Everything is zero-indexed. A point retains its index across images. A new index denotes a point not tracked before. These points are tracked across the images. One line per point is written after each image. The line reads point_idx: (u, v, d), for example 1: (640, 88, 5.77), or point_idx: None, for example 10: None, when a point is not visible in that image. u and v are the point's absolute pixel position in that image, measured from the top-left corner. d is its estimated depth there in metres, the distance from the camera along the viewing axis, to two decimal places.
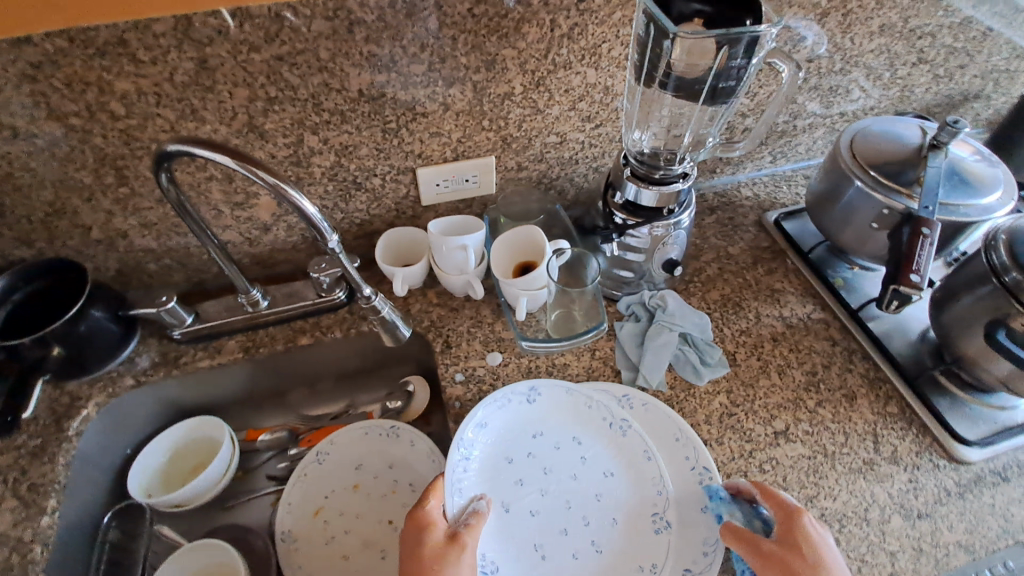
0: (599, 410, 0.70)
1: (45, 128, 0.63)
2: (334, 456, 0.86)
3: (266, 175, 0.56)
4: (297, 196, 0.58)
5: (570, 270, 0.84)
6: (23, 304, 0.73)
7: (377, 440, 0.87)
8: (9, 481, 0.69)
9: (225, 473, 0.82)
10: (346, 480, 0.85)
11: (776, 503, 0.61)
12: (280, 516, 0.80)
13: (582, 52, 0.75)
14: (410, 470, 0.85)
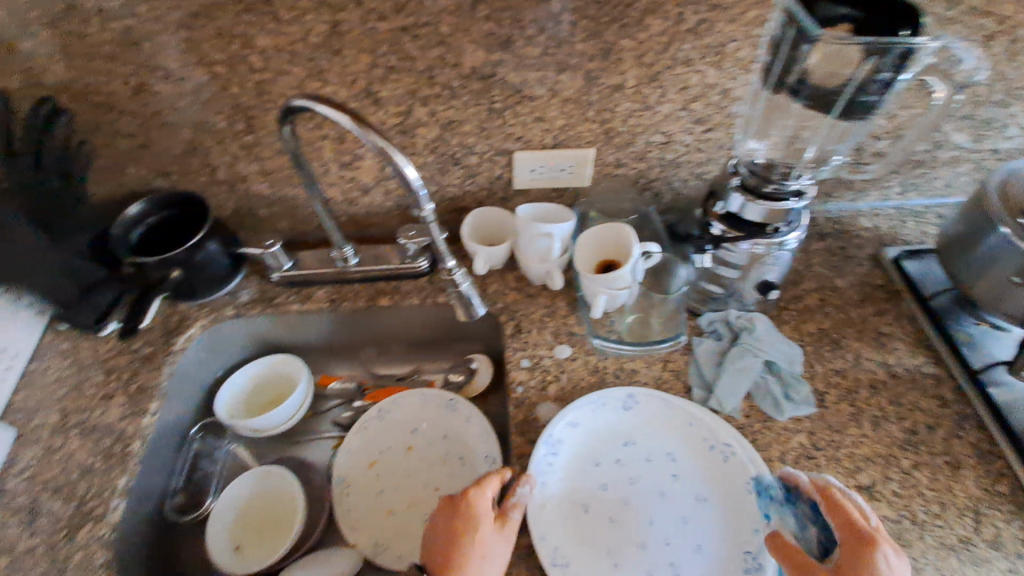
0: (699, 429, 0.69)
1: (192, 73, 0.69)
2: (396, 416, 0.91)
3: (379, 141, 0.58)
4: (403, 164, 0.58)
5: (657, 276, 0.82)
6: (155, 227, 0.83)
7: (436, 409, 0.90)
8: (122, 380, 0.79)
9: (297, 410, 0.89)
10: (403, 441, 0.89)
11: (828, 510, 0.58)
12: (338, 459, 0.87)
13: (705, 50, 0.71)
14: (462, 443, 0.88)
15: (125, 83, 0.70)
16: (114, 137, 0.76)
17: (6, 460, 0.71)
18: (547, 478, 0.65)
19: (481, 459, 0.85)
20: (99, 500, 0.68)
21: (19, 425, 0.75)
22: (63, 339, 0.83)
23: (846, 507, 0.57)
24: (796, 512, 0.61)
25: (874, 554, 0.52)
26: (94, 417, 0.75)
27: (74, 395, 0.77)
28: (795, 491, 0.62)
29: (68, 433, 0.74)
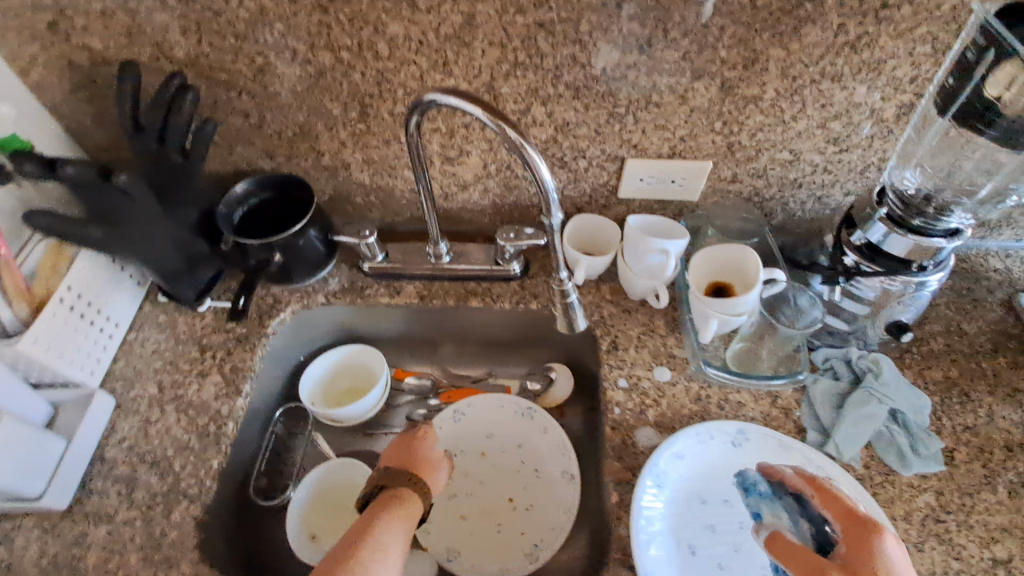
0: (815, 476, 0.66)
1: (317, 57, 0.68)
2: (470, 420, 0.88)
3: (513, 133, 0.56)
4: (537, 159, 0.56)
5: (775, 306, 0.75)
6: (256, 208, 0.83)
7: (512, 416, 0.87)
8: (218, 359, 0.79)
9: (376, 403, 0.88)
10: (476, 446, 0.87)
11: (823, 498, 0.55)
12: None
13: (860, 66, 0.65)
14: (538, 453, 0.85)
15: (250, 63, 0.69)
16: (229, 115, 0.76)
17: (106, 427, 0.73)
18: (652, 514, 0.63)
19: (558, 473, 0.82)
20: (194, 479, 0.69)
21: (119, 393, 0.76)
22: (160, 311, 0.84)
23: (830, 490, 0.55)
24: (785, 508, 0.58)
25: (876, 539, 0.49)
26: (190, 393, 0.76)
27: (171, 370, 0.78)
28: (779, 485, 0.60)
29: (165, 407, 0.75)
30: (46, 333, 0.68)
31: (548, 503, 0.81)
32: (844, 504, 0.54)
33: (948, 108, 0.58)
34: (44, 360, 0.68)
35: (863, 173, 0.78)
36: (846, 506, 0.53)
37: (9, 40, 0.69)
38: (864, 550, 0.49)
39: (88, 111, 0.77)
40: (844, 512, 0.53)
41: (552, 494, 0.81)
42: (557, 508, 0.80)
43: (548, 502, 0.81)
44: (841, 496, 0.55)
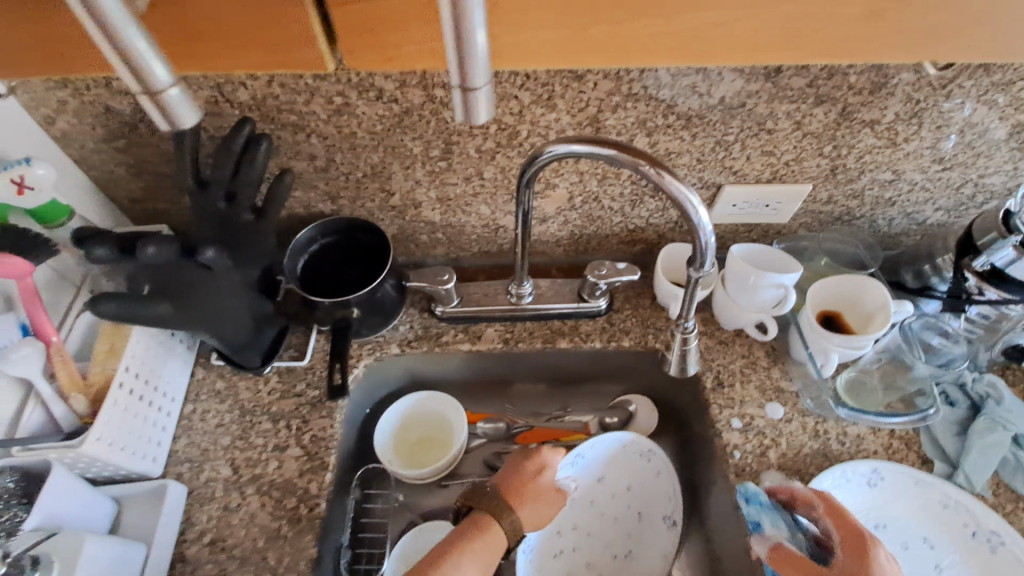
0: (957, 512, 0.63)
1: (407, 95, 0.61)
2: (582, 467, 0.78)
3: (648, 165, 0.50)
4: (687, 191, 0.50)
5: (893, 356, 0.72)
6: (318, 256, 0.76)
7: (626, 456, 0.78)
8: (292, 428, 0.71)
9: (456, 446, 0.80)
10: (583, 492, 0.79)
11: (835, 513, 0.59)
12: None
13: (986, 87, 0.62)
14: (645, 496, 0.79)
15: (327, 103, 0.61)
16: (293, 158, 0.68)
17: (181, 521, 0.65)
18: None
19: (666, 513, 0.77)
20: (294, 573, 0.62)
21: (187, 480, 0.68)
22: (216, 376, 0.75)
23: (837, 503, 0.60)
24: (784, 518, 0.61)
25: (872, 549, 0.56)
26: (270, 472, 0.68)
27: (242, 446, 0.70)
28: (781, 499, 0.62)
29: (244, 491, 0.67)
30: (108, 428, 0.60)
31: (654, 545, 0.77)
32: (840, 518, 0.59)
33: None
34: (108, 456, 0.60)
35: (959, 190, 0.75)
36: (844, 518, 0.59)
37: (34, 86, 0.58)
38: (863, 562, 0.55)
39: (123, 160, 0.67)
40: (840, 517, 0.59)
41: (659, 534, 0.77)
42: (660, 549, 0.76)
43: (653, 542, 0.77)
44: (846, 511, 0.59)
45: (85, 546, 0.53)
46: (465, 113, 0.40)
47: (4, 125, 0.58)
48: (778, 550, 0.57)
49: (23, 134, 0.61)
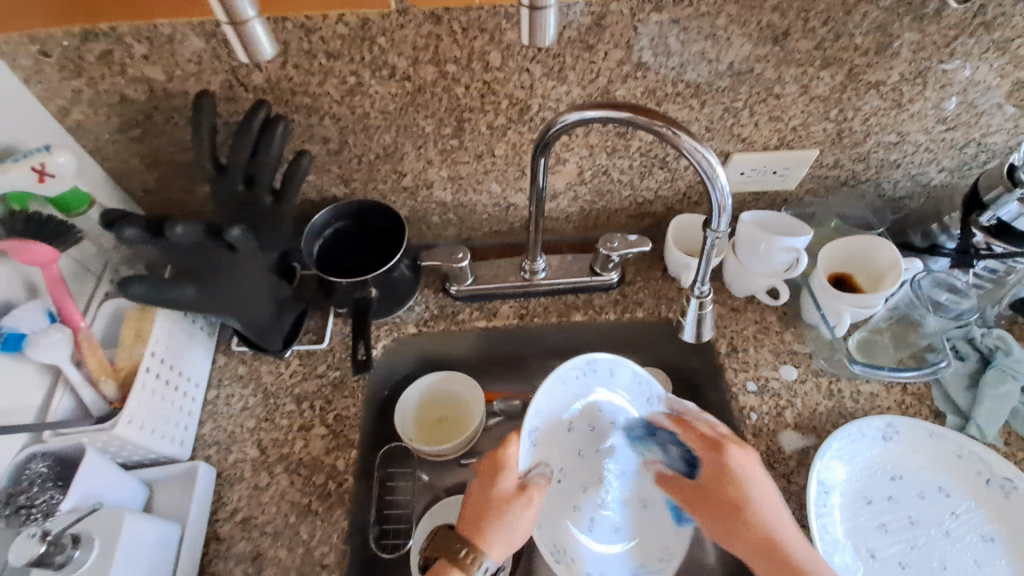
0: (971, 462, 0.65)
1: (419, 72, 0.61)
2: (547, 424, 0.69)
3: (661, 123, 0.51)
4: (702, 149, 0.51)
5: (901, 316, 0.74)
6: (333, 239, 0.76)
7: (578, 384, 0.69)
8: (316, 409, 0.73)
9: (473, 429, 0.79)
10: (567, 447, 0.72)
11: (690, 432, 0.65)
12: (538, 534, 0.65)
13: (989, 44, 0.63)
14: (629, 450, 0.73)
15: (340, 83, 0.62)
16: (307, 141, 0.68)
17: (213, 501, 0.66)
18: (825, 524, 0.62)
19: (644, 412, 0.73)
20: (328, 546, 0.64)
21: (217, 462, 0.69)
22: (238, 362, 0.76)
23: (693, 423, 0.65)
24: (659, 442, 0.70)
25: (727, 461, 0.60)
26: (297, 452, 0.70)
27: (268, 428, 0.71)
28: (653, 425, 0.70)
29: (273, 470, 0.68)
30: (138, 410, 0.61)
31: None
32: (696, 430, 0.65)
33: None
34: (139, 439, 0.61)
35: (962, 149, 0.76)
36: (704, 434, 0.64)
37: (49, 76, 0.58)
38: (724, 478, 0.61)
39: (137, 150, 0.68)
40: (708, 444, 0.63)
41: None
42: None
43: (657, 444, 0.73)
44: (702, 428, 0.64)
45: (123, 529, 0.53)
46: (531, 31, 0.42)
47: (21, 116, 0.59)
48: (665, 480, 0.69)
49: (39, 125, 0.61)
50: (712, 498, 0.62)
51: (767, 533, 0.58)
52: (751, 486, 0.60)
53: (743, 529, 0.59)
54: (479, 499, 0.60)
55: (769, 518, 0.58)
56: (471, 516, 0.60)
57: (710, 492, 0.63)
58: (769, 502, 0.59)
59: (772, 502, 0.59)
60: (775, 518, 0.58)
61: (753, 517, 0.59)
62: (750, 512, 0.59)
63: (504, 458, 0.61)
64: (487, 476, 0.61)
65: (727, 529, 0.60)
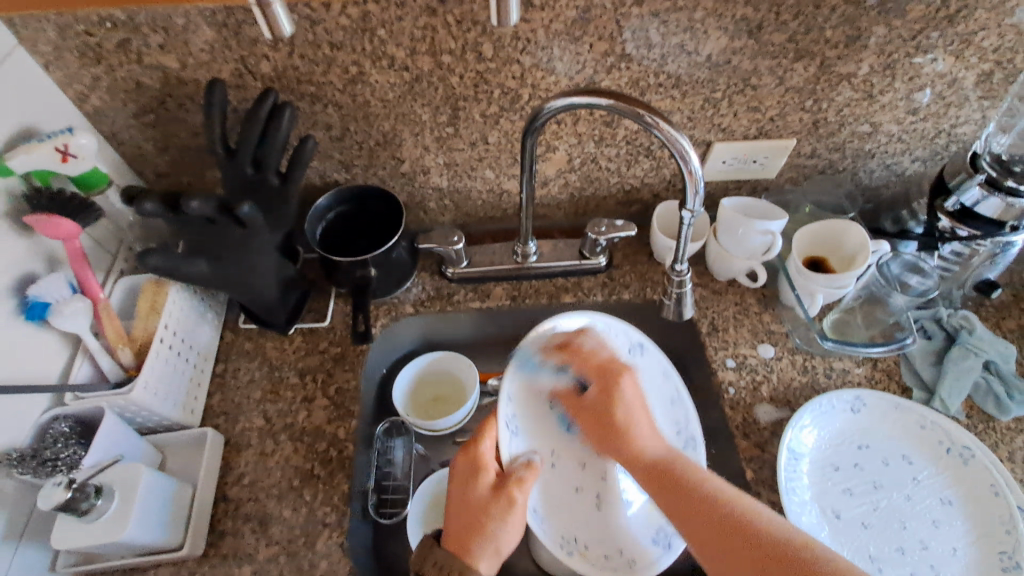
0: (933, 432, 0.69)
1: (417, 62, 0.66)
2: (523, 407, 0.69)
3: (645, 112, 0.55)
4: (676, 134, 0.55)
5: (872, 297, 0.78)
6: (335, 223, 0.80)
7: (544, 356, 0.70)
8: (319, 381, 0.77)
9: (468, 408, 0.81)
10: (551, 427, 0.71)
11: (585, 356, 0.67)
12: (541, 529, 0.65)
13: (953, 38, 0.67)
14: None
15: (342, 73, 0.66)
16: (311, 128, 0.72)
17: (221, 465, 0.70)
18: (794, 487, 0.66)
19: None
20: (329, 507, 0.68)
21: (224, 430, 0.73)
22: (244, 338, 0.80)
23: (585, 344, 0.67)
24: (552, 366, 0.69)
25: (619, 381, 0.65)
26: (301, 421, 0.74)
27: (273, 399, 0.76)
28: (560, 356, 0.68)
29: (278, 437, 0.73)
30: (153, 377, 0.65)
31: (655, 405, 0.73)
32: (595, 358, 0.67)
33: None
34: (153, 404, 0.65)
35: (933, 140, 0.80)
36: (596, 360, 0.66)
37: (70, 63, 0.63)
38: (610, 394, 0.64)
39: (151, 135, 0.72)
40: (601, 369, 0.66)
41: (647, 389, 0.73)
42: (661, 401, 0.73)
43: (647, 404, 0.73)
44: (591, 351, 0.67)
45: (140, 483, 0.57)
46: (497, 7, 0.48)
47: (44, 101, 0.63)
48: (563, 390, 0.69)
49: (60, 110, 0.65)
50: (602, 412, 0.65)
51: (645, 452, 0.62)
52: (632, 412, 0.64)
53: (626, 448, 0.62)
54: (460, 507, 0.61)
55: (644, 441, 0.62)
56: (454, 526, 0.60)
57: (594, 409, 0.65)
58: (641, 422, 0.64)
59: (646, 423, 0.64)
60: (652, 439, 0.63)
61: (631, 438, 0.63)
62: (631, 433, 0.63)
63: (480, 461, 0.62)
64: (464, 481, 0.62)
65: (610, 446, 0.64)
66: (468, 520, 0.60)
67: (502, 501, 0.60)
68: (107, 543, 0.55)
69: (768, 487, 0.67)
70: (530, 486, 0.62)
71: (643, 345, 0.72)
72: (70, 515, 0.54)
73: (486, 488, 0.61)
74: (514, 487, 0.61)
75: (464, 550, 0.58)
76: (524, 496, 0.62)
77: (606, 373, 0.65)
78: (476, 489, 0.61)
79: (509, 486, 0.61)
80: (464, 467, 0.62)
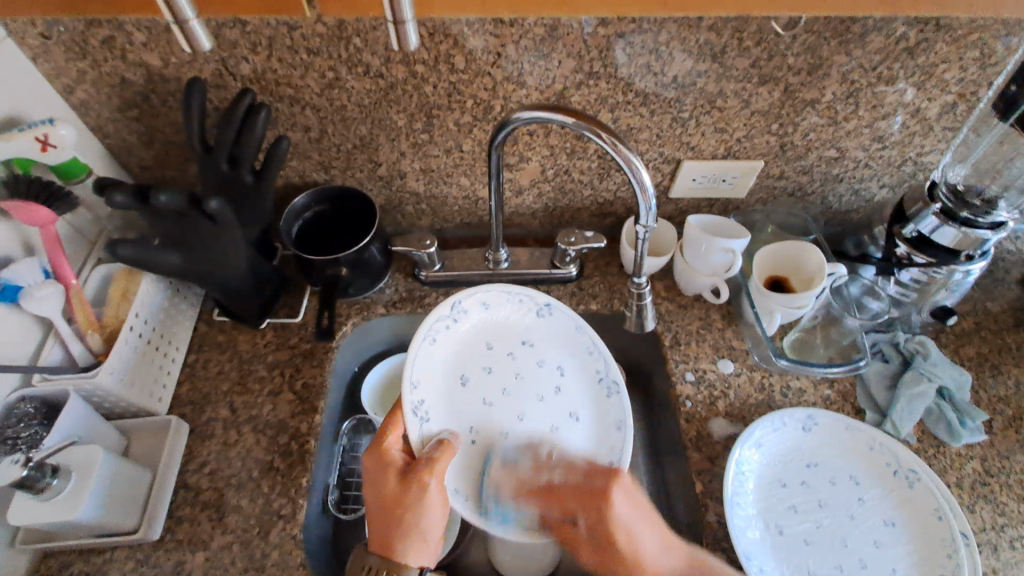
0: (882, 454, 0.70)
1: (391, 70, 0.68)
2: (430, 390, 0.72)
3: (605, 133, 0.58)
4: (630, 153, 0.58)
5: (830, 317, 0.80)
6: (312, 221, 0.83)
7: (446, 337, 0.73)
8: (286, 376, 0.78)
9: None
10: (466, 405, 0.73)
11: (592, 509, 0.64)
12: (465, 506, 0.67)
13: (914, 70, 0.69)
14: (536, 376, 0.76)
15: (319, 77, 0.68)
16: (290, 129, 0.75)
17: (184, 452, 0.72)
18: (740, 502, 0.68)
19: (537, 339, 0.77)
20: (286, 499, 0.69)
21: (190, 419, 0.75)
22: (217, 330, 0.82)
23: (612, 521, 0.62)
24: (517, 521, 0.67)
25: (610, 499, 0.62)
26: (265, 413, 0.75)
27: (240, 391, 0.77)
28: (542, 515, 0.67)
29: (241, 428, 0.74)
30: (119, 362, 0.67)
31: (572, 359, 0.76)
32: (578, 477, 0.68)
33: (1009, 114, 0.64)
34: (118, 389, 0.67)
35: (900, 167, 0.82)
36: (572, 489, 0.67)
37: (55, 57, 0.65)
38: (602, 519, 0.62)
39: (135, 129, 0.74)
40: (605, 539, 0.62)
41: (562, 346, 0.76)
42: (579, 352, 0.75)
43: (566, 360, 0.76)
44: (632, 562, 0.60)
45: (98, 466, 0.59)
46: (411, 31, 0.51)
47: (29, 91, 0.65)
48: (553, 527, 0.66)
49: (45, 101, 0.68)
50: (600, 539, 0.62)
51: (662, 569, 0.59)
52: (632, 530, 0.61)
53: (625, 569, 0.61)
54: (376, 505, 0.61)
55: (658, 563, 0.60)
56: (376, 528, 0.60)
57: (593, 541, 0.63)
58: (646, 537, 0.61)
59: (653, 540, 0.61)
60: (663, 553, 0.60)
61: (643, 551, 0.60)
62: (636, 556, 0.60)
63: (386, 455, 0.63)
64: (374, 480, 0.62)
65: (613, 572, 0.61)
66: (388, 516, 0.60)
67: (417, 487, 0.60)
68: (62, 521, 0.57)
69: (716, 499, 0.68)
70: (440, 465, 0.63)
71: (550, 304, 0.76)
72: (26, 493, 0.56)
73: (396, 481, 0.61)
74: (424, 473, 0.61)
75: (389, 550, 0.58)
76: (438, 477, 0.62)
77: (595, 493, 0.65)
78: (385, 481, 0.61)
79: (421, 474, 0.61)
80: (372, 460, 0.63)
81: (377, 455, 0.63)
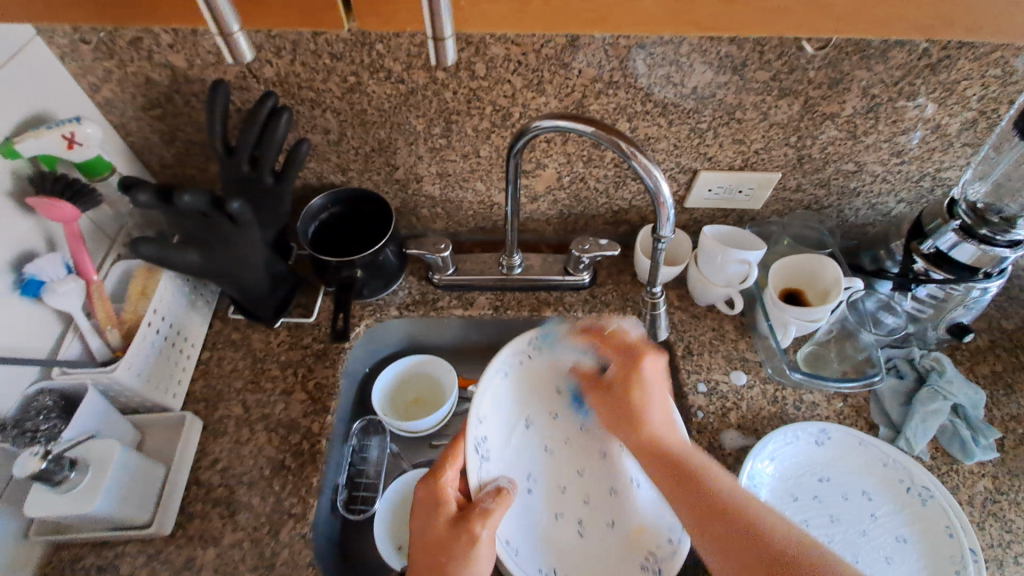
0: (895, 470, 0.70)
1: (412, 76, 0.68)
2: (494, 431, 0.69)
3: (625, 143, 0.58)
4: (649, 163, 0.58)
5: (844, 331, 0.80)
6: (328, 222, 0.83)
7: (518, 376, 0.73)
8: (299, 375, 0.79)
9: (446, 414, 0.83)
10: (526, 451, 0.73)
11: (618, 347, 0.71)
12: (516, 561, 0.63)
13: (936, 86, 0.69)
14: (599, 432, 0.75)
15: (341, 81, 0.69)
16: (310, 131, 0.76)
17: (196, 449, 0.73)
18: None
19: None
20: (296, 498, 0.69)
21: (204, 415, 0.75)
22: (232, 328, 0.83)
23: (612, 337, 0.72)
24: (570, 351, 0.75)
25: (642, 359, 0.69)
26: (277, 412, 0.76)
27: (253, 389, 0.78)
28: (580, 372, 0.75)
29: (253, 427, 0.75)
30: (137, 358, 0.67)
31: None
32: (621, 341, 0.72)
33: None
34: (134, 385, 0.68)
35: (918, 182, 0.81)
36: (626, 339, 0.71)
37: (84, 56, 0.66)
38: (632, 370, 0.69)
39: (158, 128, 0.75)
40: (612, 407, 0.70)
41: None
42: None
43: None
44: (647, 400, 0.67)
45: (114, 461, 0.60)
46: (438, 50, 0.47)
47: (57, 89, 0.66)
48: (581, 375, 0.75)
49: (72, 99, 0.69)
50: (616, 391, 0.70)
51: (661, 441, 0.64)
52: (650, 392, 0.67)
53: (634, 416, 0.67)
54: (422, 546, 0.59)
55: (658, 429, 0.65)
56: (418, 570, 0.58)
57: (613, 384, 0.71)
58: (657, 410, 0.67)
59: (662, 407, 0.67)
60: (669, 430, 0.65)
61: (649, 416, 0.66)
62: (646, 419, 0.66)
63: (442, 492, 0.62)
64: (427, 517, 0.61)
65: (623, 430, 0.68)
66: (431, 556, 0.58)
67: (466, 535, 0.58)
68: (77, 515, 0.58)
69: None
70: (495, 517, 0.60)
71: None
72: (44, 486, 0.57)
73: (448, 523, 0.59)
74: (476, 522, 0.59)
75: None
76: (490, 530, 0.59)
77: (631, 354, 0.70)
78: (435, 526, 0.59)
79: (473, 520, 0.59)
80: (425, 497, 0.62)
81: (431, 488, 0.62)
